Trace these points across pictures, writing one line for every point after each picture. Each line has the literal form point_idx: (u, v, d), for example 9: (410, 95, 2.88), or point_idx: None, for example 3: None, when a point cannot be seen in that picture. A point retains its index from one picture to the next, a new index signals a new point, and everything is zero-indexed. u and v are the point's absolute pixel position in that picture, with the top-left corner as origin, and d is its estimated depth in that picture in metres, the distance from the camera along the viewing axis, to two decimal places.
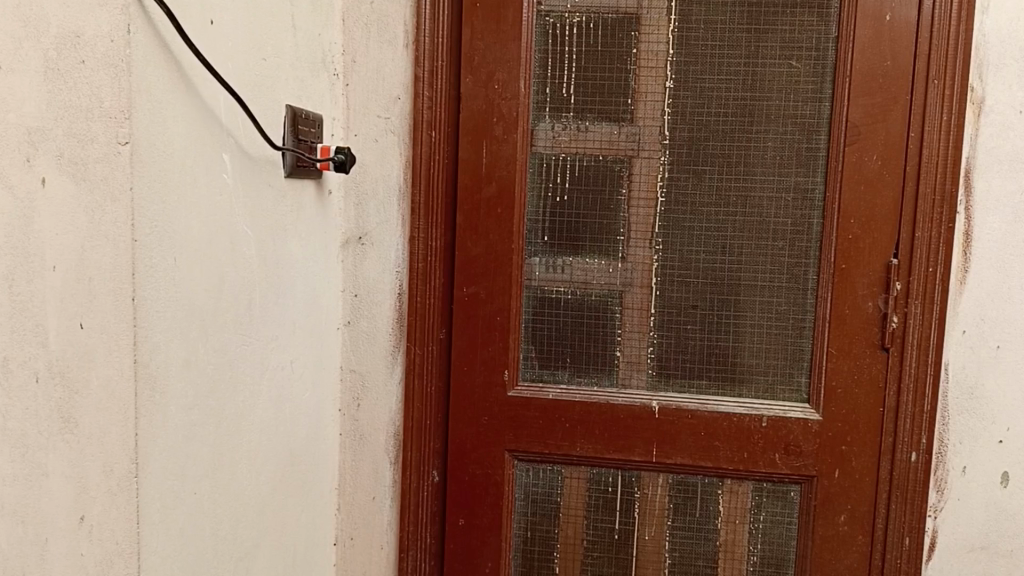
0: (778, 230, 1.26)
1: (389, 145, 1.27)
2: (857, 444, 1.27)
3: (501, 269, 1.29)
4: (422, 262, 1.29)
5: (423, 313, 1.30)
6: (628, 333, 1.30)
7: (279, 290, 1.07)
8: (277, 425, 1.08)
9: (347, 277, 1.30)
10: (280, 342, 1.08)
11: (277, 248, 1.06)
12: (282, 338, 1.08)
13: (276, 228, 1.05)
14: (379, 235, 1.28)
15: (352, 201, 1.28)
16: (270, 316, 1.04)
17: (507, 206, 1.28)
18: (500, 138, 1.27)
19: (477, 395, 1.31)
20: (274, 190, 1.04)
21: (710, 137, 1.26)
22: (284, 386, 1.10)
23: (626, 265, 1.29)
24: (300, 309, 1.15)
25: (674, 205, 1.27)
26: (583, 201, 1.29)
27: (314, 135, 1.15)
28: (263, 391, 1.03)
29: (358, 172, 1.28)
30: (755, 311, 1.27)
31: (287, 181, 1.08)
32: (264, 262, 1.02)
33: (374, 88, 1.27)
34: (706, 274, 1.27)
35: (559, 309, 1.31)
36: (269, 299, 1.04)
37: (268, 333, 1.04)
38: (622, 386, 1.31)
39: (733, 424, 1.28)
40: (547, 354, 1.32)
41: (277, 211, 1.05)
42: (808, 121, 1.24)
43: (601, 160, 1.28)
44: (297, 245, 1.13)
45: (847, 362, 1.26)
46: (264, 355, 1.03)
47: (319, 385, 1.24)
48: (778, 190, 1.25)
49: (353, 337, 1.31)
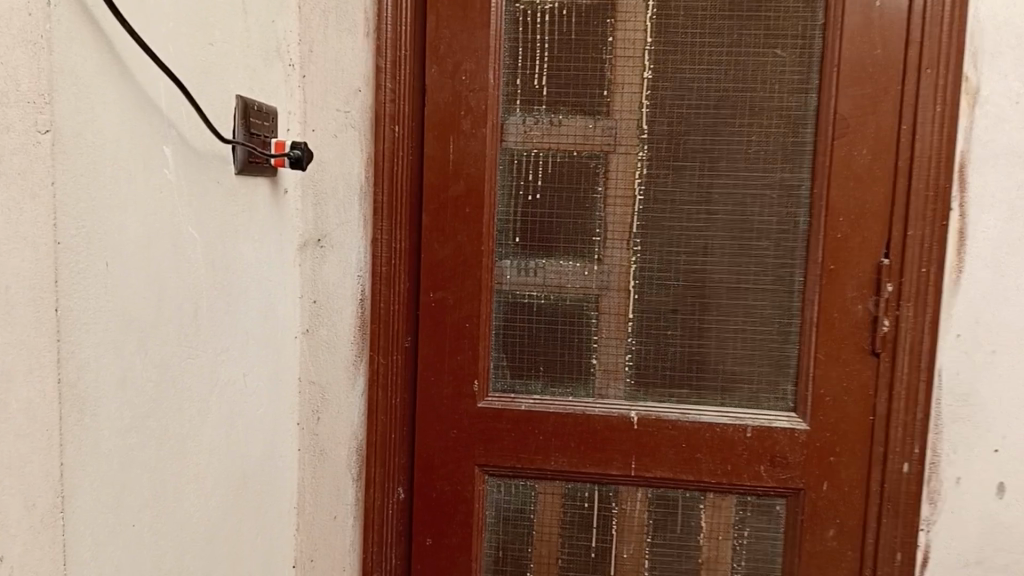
0: (763, 229, 1.19)
1: (350, 141, 1.18)
2: (846, 453, 1.21)
3: (471, 272, 1.21)
4: (385, 267, 1.21)
5: (387, 321, 1.22)
6: (605, 339, 1.22)
7: (229, 297, 0.98)
8: (228, 444, 0.99)
9: (305, 282, 1.21)
10: (229, 354, 0.99)
11: (226, 252, 0.97)
12: (231, 351, 1.00)
13: (224, 230, 0.96)
14: (339, 237, 1.19)
15: (309, 201, 1.19)
16: (218, 326, 0.96)
17: (475, 204, 1.20)
18: (468, 133, 1.19)
19: (445, 407, 1.23)
20: (223, 188, 0.95)
21: (691, 131, 1.19)
22: (234, 402, 1.01)
23: (603, 268, 1.21)
24: (254, 318, 1.06)
25: (653, 203, 1.20)
26: (557, 200, 1.21)
27: (269, 129, 1.06)
28: (211, 408, 0.94)
29: (315, 169, 1.18)
30: (739, 315, 1.21)
31: (236, 179, 0.99)
32: (211, 267, 0.93)
33: (332, 79, 1.17)
34: (687, 277, 1.20)
35: (532, 315, 1.23)
36: (217, 308, 0.95)
37: (217, 345, 0.96)
38: (598, 396, 1.23)
39: (717, 435, 1.21)
40: (519, 363, 1.24)
41: (225, 212, 0.96)
42: (794, 114, 1.18)
43: (575, 156, 1.21)
44: (249, 248, 1.04)
45: (835, 369, 1.19)
46: (212, 370, 0.94)
47: (274, 400, 1.14)
48: (763, 186, 1.19)
49: (312, 346, 1.22)
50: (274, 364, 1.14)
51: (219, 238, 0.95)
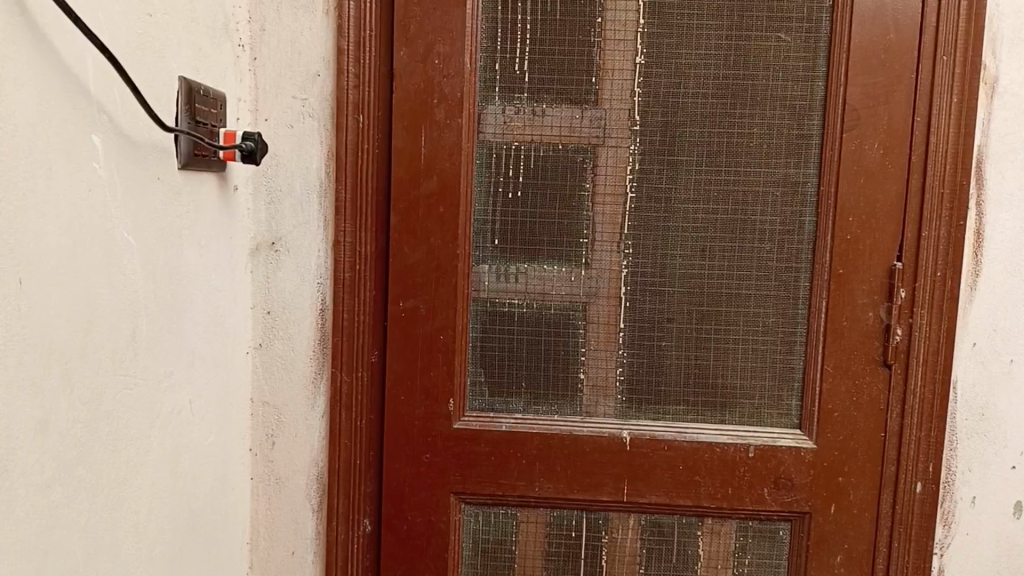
0: (765, 230, 1.09)
1: (307, 132, 1.04)
2: (856, 473, 1.11)
3: (444, 279, 1.08)
4: (348, 273, 1.07)
5: (351, 333, 1.08)
6: (593, 352, 1.11)
7: (172, 313, 0.85)
8: (171, 485, 0.86)
9: (257, 291, 1.07)
10: (172, 379, 0.86)
11: (169, 261, 0.84)
12: (174, 375, 0.87)
13: (167, 236, 0.83)
14: (296, 240, 1.06)
15: (262, 199, 1.05)
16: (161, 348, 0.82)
17: (449, 203, 1.07)
18: (442, 123, 1.06)
19: (417, 429, 1.10)
20: (165, 187, 0.82)
21: (687, 122, 1.07)
22: (178, 434, 0.88)
23: (591, 273, 1.10)
24: (201, 334, 0.93)
25: (645, 201, 1.09)
26: (541, 198, 1.09)
27: (218, 118, 0.93)
28: (151, 444, 0.82)
29: (269, 164, 1.05)
30: (740, 324, 1.10)
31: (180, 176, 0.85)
32: (152, 280, 0.80)
33: (289, 62, 1.03)
34: (683, 283, 1.09)
35: (512, 326, 1.11)
36: (159, 325, 0.82)
37: (160, 369, 0.83)
38: (587, 414, 1.12)
39: (716, 456, 1.10)
40: (498, 379, 1.11)
41: (169, 213, 0.83)
42: (799, 103, 1.07)
43: (561, 149, 1.08)
44: (195, 255, 0.90)
45: (844, 382, 1.09)
46: (152, 399, 0.81)
47: (224, 425, 1.01)
48: (766, 183, 1.08)
49: (266, 362, 1.08)
50: (222, 386, 1.00)
51: (161, 245, 0.82)
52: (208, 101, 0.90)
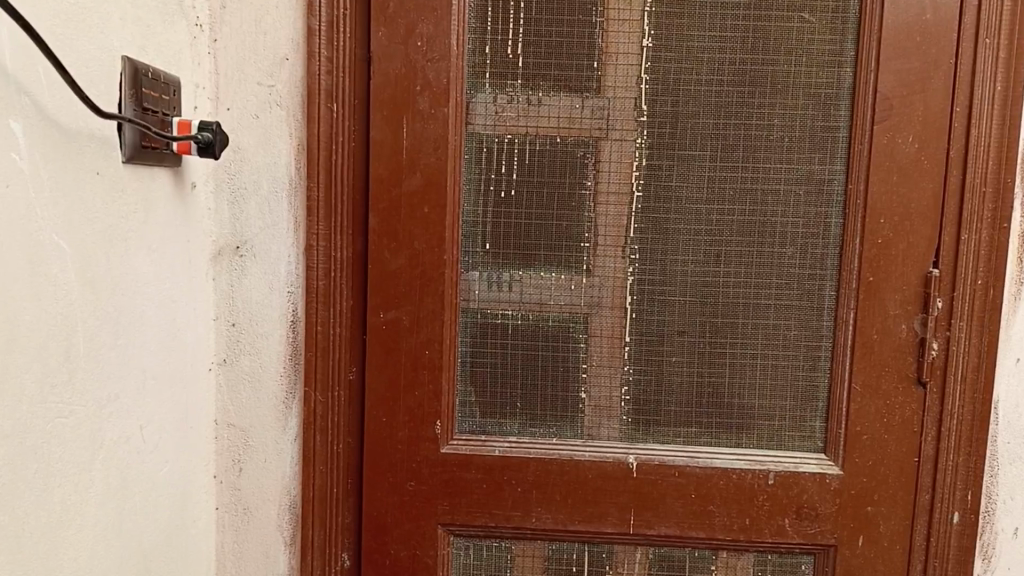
0: (787, 232, 0.97)
1: (275, 123, 0.94)
2: (886, 502, 1.00)
3: (429, 287, 0.96)
4: (323, 281, 0.96)
5: (327, 348, 0.97)
6: (596, 369, 1.00)
7: (126, 331, 0.73)
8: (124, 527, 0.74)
9: (220, 301, 0.96)
10: (125, 402, 0.73)
11: (117, 264, 0.71)
12: (127, 398, 0.74)
13: (113, 236, 0.70)
14: (264, 245, 0.95)
15: (225, 198, 0.94)
16: (114, 372, 0.71)
17: (435, 202, 0.95)
18: (427, 113, 0.94)
19: (400, 456, 0.99)
20: (111, 187, 0.70)
21: (701, 113, 0.96)
22: (135, 465, 0.76)
23: (593, 281, 0.99)
24: (160, 353, 0.81)
25: (653, 202, 0.97)
26: (536, 197, 0.97)
27: (171, 105, 0.81)
28: (101, 479, 0.70)
29: (232, 159, 0.94)
30: (758, 338, 0.99)
31: (131, 172, 0.73)
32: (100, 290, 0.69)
33: (253, 44, 0.92)
34: (696, 291, 0.98)
35: (506, 340, 0.99)
36: (106, 339, 0.70)
37: (107, 394, 0.70)
38: (588, 437, 1.01)
39: (733, 483, 0.99)
40: (490, 398, 1.00)
41: (115, 210, 0.70)
42: (824, 92, 0.96)
43: (559, 144, 0.96)
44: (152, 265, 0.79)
45: (874, 402, 0.99)
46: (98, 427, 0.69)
47: (185, 453, 0.90)
48: (789, 180, 0.96)
49: (231, 380, 0.97)
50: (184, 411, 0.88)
51: (108, 255, 0.70)
52: (159, 86, 0.78)
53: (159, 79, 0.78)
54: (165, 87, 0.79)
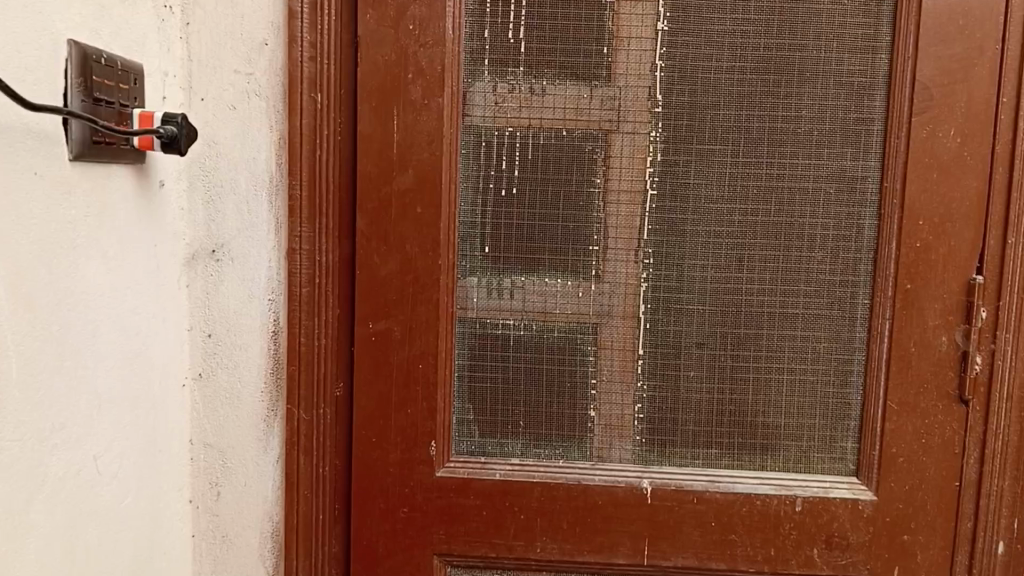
0: (816, 235, 0.89)
1: (253, 114, 0.84)
2: (925, 531, 0.91)
3: (422, 295, 0.87)
4: (306, 288, 0.88)
5: (311, 362, 0.90)
6: (606, 384, 0.91)
7: (82, 347, 0.65)
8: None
9: (194, 309, 0.86)
10: (80, 430, 0.65)
11: (71, 272, 0.63)
12: (85, 428, 0.65)
13: (65, 240, 0.62)
14: (243, 247, 0.85)
15: (200, 198, 0.84)
16: (65, 397, 0.63)
17: (428, 202, 0.86)
18: (419, 104, 0.85)
19: (391, 480, 0.90)
20: (61, 188, 0.61)
21: (723, 103, 0.86)
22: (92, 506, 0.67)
23: (603, 288, 0.89)
24: (124, 374, 0.72)
25: (669, 201, 0.88)
26: (540, 196, 0.88)
27: (130, 95, 0.71)
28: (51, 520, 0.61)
29: (207, 154, 0.84)
30: (784, 351, 0.91)
31: (85, 171, 0.65)
32: (49, 304, 0.60)
33: (230, 28, 0.83)
34: (715, 300, 0.89)
35: (507, 353, 0.90)
36: (54, 359, 0.61)
37: (57, 421, 0.62)
38: (598, 459, 0.92)
39: (757, 510, 0.91)
40: (490, 416, 0.92)
41: (66, 211, 0.62)
42: (858, 81, 0.86)
43: (565, 137, 0.87)
44: (116, 274, 0.70)
45: (910, 422, 0.90)
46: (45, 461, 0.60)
47: (156, 483, 0.80)
48: (818, 177, 0.88)
49: (207, 397, 0.87)
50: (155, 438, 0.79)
51: (60, 263, 0.61)
52: (114, 73, 0.68)
53: (114, 65, 0.68)
54: (123, 75, 0.69)
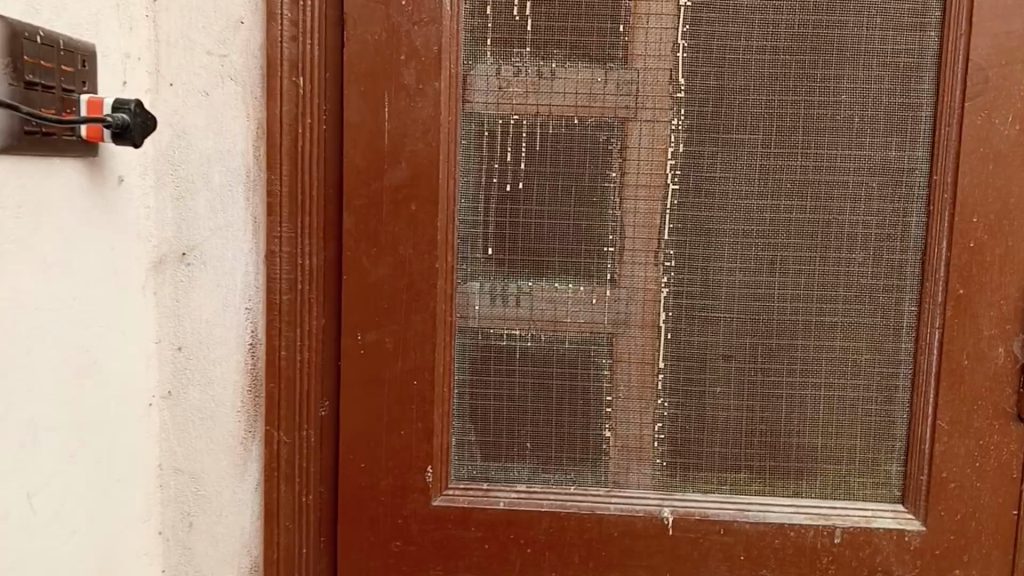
0: (858, 234, 0.79)
1: (226, 101, 0.75)
2: (978, 564, 0.81)
3: (417, 302, 0.78)
4: (287, 296, 0.79)
5: (293, 379, 0.80)
6: (624, 403, 0.81)
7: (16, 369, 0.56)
8: None
9: (163, 320, 0.77)
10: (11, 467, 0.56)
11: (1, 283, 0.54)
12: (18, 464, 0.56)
13: None
14: (217, 250, 0.76)
15: (168, 194, 0.75)
16: None
17: (424, 198, 0.77)
18: (413, 88, 0.76)
19: (382, 509, 0.81)
20: None
21: (753, 86, 0.77)
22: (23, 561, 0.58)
23: (618, 294, 0.80)
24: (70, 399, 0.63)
25: (693, 196, 0.78)
26: (549, 191, 0.78)
27: (76, 79, 0.61)
28: None
29: (177, 145, 0.75)
30: (821, 364, 0.81)
31: (19, 165, 0.55)
32: None
33: (201, 5, 0.74)
34: (744, 307, 0.80)
35: (513, 367, 0.81)
36: None
37: None
38: (614, 485, 0.83)
39: (791, 543, 0.82)
40: (495, 438, 0.82)
41: None
42: (903, 62, 0.77)
43: (577, 126, 0.77)
44: (60, 280, 0.61)
45: (963, 444, 0.81)
46: None
47: (115, 520, 0.71)
48: (859, 170, 0.78)
49: (177, 417, 0.78)
50: (111, 471, 0.70)
51: None
52: (55, 54, 0.58)
53: (55, 45, 0.58)
54: (67, 56, 0.60)
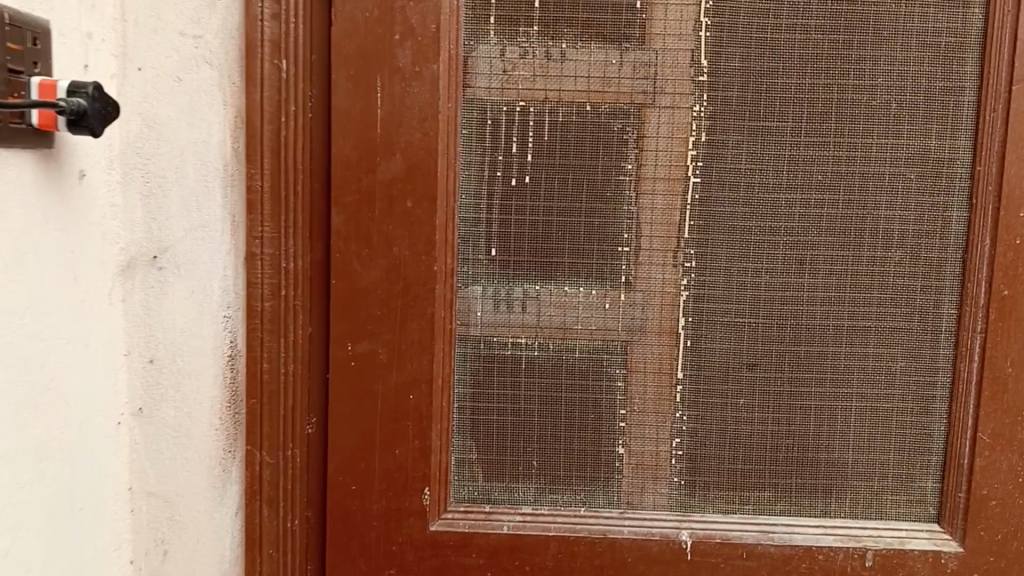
0: (894, 231, 0.72)
1: (202, 86, 0.67)
2: None
3: (414, 308, 0.71)
4: (270, 303, 0.72)
5: (276, 394, 0.73)
6: (638, 416, 0.75)
7: None
8: None
9: (133, 330, 0.69)
10: None
11: None
12: None
13: None
14: (192, 252, 0.68)
15: (138, 190, 0.67)
16: None
17: (421, 194, 0.69)
18: (410, 71, 0.68)
19: (375, 536, 0.73)
20: None
21: (783, 68, 0.70)
22: None
23: (634, 298, 0.73)
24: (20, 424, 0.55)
25: (716, 190, 0.71)
26: (557, 185, 0.71)
27: (25, 59, 0.53)
28: None
29: (147, 137, 0.67)
30: (852, 373, 0.75)
31: None
32: None
33: None
34: (770, 311, 0.73)
35: (518, 379, 0.74)
36: None
37: None
38: (627, 506, 0.76)
39: (819, 567, 0.75)
40: (497, 456, 0.75)
41: None
42: (946, 42, 0.70)
43: (589, 114, 0.70)
44: (8, 289, 0.53)
45: (1006, 458, 0.74)
46: None
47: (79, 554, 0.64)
48: (895, 160, 0.72)
49: (150, 436, 0.70)
50: (70, 501, 0.62)
51: None
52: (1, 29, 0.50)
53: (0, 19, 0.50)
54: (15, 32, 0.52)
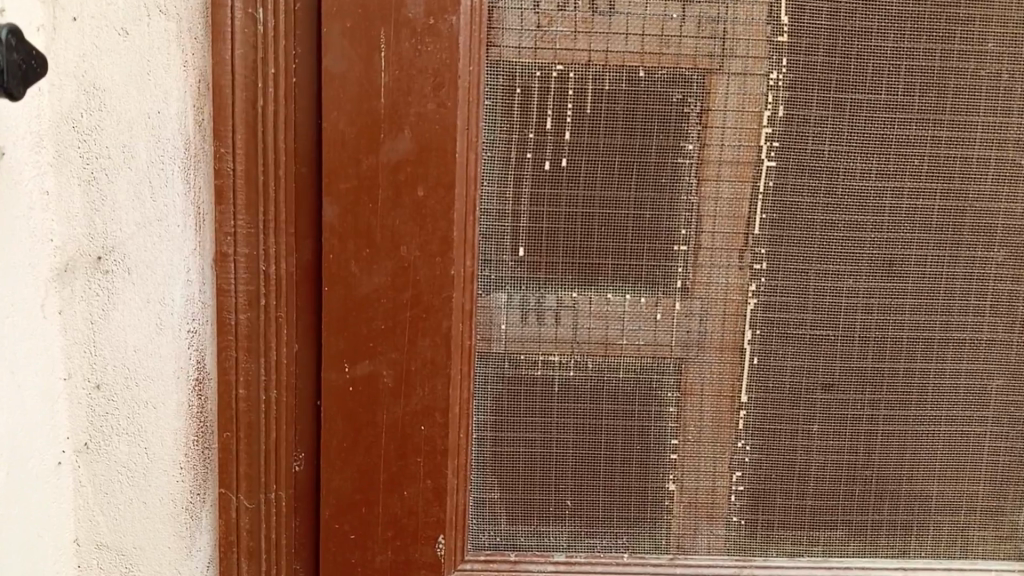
0: (999, 226, 0.60)
1: (154, 44, 0.53)
2: None
3: (427, 321, 0.58)
4: (245, 315, 0.58)
5: (255, 427, 0.59)
6: (693, 447, 0.62)
7: None
8: None
9: (73, 349, 0.55)
10: None
11: None
12: None
13: None
14: (146, 252, 0.54)
15: (75, 174, 0.53)
16: None
17: (435, 181, 0.56)
18: (422, 26, 0.54)
19: None
20: None
21: (879, 27, 0.57)
22: None
23: (691, 307, 0.60)
24: None
25: (794, 176, 0.59)
26: (600, 170, 0.58)
27: None
28: None
29: (85, 105, 0.52)
30: (943, 394, 0.63)
31: None
32: None
33: None
34: (852, 323, 0.61)
35: (551, 404, 0.61)
36: None
37: None
38: (677, 551, 0.64)
39: None
40: (525, 494, 0.62)
41: None
42: None
43: (642, 82, 0.57)
44: None
45: None
46: None
47: None
48: (1005, 141, 0.59)
49: (98, 478, 0.57)
50: None
51: None
52: None
53: None
54: None
